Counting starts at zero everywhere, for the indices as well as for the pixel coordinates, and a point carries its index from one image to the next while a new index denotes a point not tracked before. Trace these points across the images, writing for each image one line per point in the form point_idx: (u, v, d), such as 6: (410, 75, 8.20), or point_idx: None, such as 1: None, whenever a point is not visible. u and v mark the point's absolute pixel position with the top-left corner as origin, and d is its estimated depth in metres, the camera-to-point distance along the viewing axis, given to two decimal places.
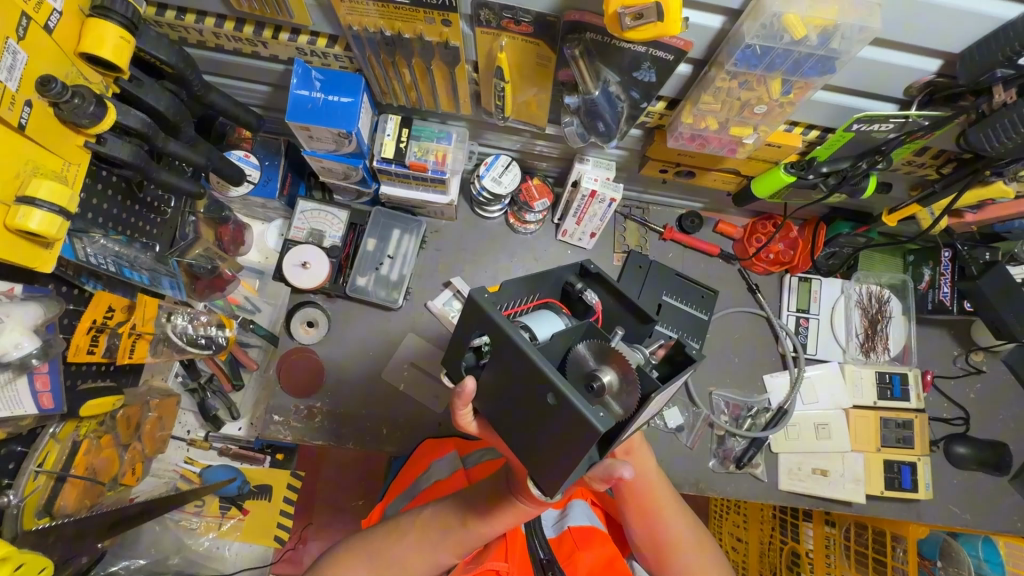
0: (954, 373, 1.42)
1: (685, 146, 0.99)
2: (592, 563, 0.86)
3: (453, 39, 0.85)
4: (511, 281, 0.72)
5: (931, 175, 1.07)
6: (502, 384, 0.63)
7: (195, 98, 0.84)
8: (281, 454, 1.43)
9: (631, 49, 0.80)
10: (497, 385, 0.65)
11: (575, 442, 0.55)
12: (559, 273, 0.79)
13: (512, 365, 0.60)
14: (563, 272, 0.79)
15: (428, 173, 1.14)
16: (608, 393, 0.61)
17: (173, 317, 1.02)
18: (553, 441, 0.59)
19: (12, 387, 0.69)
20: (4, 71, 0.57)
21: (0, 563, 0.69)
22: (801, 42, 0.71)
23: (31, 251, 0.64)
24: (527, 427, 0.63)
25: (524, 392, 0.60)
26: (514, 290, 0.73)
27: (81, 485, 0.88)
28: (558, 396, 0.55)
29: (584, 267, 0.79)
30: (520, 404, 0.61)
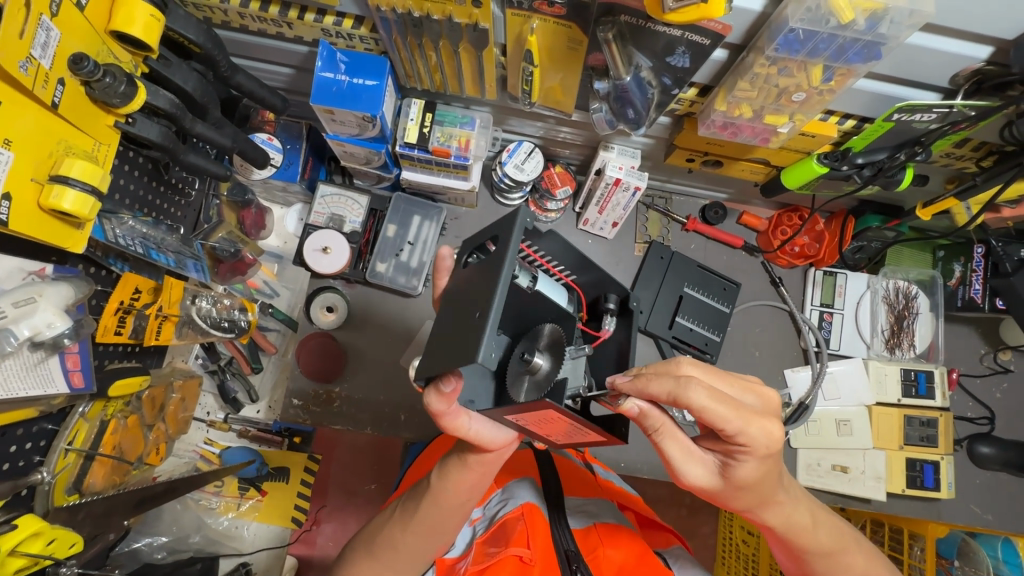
0: (980, 372, 1.39)
1: (716, 134, 0.97)
2: (620, 561, 0.80)
3: (483, 21, 0.83)
4: (563, 247, 0.75)
5: (970, 169, 1.04)
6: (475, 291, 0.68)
7: (222, 79, 0.83)
8: (299, 437, 1.40)
9: (666, 32, 0.77)
10: (471, 275, 0.68)
11: (461, 355, 0.59)
12: (613, 287, 0.77)
13: (489, 267, 0.64)
14: (611, 289, 0.78)
15: (450, 159, 1.12)
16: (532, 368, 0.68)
17: (197, 299, 1.00)
18: (457, 347, 0.61)
19: (45, 366, 0.70)
20: (37, 48, 0.56)
21: (33, 539, 0.70)
22: (848, 27, 0.68)
23: (64, 231, 0.64)
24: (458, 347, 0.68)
25: (475, 294, 0.64)
26: (561, 254, 0.76)
27: (110, 464, 0.89)
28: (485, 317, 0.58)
29: (629, 302, 0.77)
30: (466, 300, 0.65)
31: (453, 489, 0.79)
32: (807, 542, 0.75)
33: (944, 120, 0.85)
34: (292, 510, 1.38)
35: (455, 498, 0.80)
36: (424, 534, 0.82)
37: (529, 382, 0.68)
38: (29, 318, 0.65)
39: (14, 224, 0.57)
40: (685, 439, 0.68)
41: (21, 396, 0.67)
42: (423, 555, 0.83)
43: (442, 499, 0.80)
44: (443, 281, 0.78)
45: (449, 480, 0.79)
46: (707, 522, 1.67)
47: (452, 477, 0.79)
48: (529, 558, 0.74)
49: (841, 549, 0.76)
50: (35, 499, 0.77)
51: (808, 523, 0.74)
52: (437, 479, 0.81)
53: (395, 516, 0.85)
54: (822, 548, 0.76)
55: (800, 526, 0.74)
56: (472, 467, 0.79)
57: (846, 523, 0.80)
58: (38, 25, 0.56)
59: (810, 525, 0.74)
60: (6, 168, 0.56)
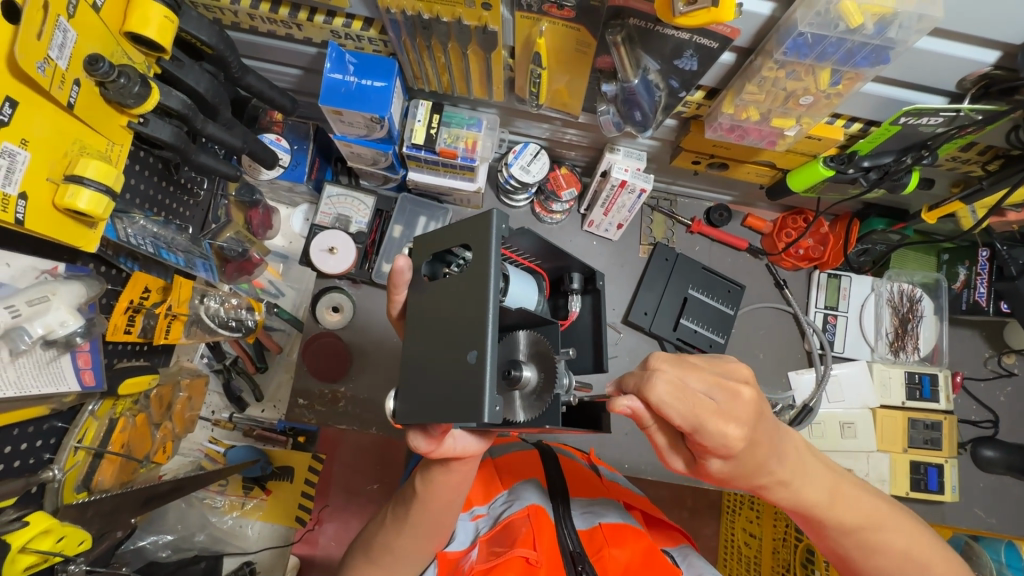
0: (983, 375, 1.39)
1: (723, 137, 0.97)
2: (626, 560, 0.80)
3: (492, 24, 0.83)
4: (529, 240, 0.81)
5: (976, 172, 1.04)
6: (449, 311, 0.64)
7: (233, 80, 0.83)
8: (304, 437, 1.42)
9: (675, 36, 0.78)
10: (443, 299, 0.64)
11: (458, 408, 0.57)
12: (577, 269, 0.88)
13: (465, 297, 0.61)
14: (576, 271, 0.90)
15: (457, 160, 1.13)
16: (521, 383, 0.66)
17: (206, 299, 1.01)
18: (449, 394, 0.59)
19: (57, 363, 0.71)
20: (54, 50, 0.57)
21: (44, 536, 0.71)
22: (856, 31, 0.69)
23: (78, 230, 0.65)
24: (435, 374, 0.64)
25: (455, 327, 0.61)
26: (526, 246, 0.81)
27: (118, 462, 0.90)
28: (479, 365, 0.56)
29: (591, 280, 0.90)
30: (444, 332, 0.62)
31: (440, 494, 0.80)
32: (827, 513, 0.71)
33: (951, 123, 0.85)
34: (297, 509, 1.38)
35: (444, 500, 0.81)
36: (419, 535, 0.83)
37: (521, 399, 0.66)
38: (43, 317, 0.66)
39: (29, 223, 0.58)
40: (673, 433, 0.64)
41: (34, 393, 0.67)
42: (424, 553, 0.86)
43: (431, 504, 0.81)
44: (400, 292, 0.72)
45: (434, 486, 0.79)
46: (710, 524, 1.67)
47: (438, 483, 0.79)
48: (535, 560, 0.75)
49: (869, 522, 0.71)
50: (45, 497, 0.78)
51: (832, 498, 0.70)
52: (423, 484, 0.81)
53: (386, 523, 0.86)
54: (846, 519, 0.71)
55: (824, 495, 0.70)
56: (454, 471, 0.79)
57: (880, 500, 0.73)
58: (55, 26, 0.57)
59: (829, 502, 0.70)
60: (23, 168, 0.57)
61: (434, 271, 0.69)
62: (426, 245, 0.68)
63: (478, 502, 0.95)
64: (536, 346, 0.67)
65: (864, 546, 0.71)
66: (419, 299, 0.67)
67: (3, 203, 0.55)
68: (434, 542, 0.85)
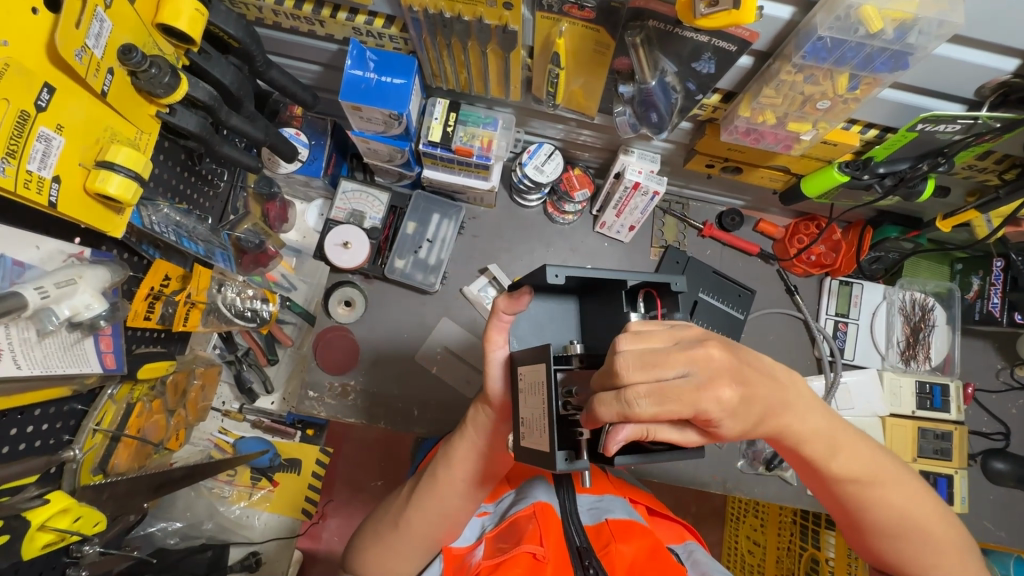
0: (996, 388, 1.38)
1: (739, 140, 0.98)
2: (632, 556, 0.78)
3: (513, 23, 0.84)
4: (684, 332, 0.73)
5: (991, 182, 1.04)
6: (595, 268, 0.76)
7: (256, 74, 0.85)
8: (311, 429, 1.44)
9: (693, 38, 0.78)
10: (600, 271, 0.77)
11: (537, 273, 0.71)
12: None
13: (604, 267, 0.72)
14: None
15: (472, 158, 1.14)
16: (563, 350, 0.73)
17: (223, 288, 1.03)
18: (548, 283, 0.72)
19: (80, 346, 0.72)
20: (91, 39, 0.58)
21: (61, 515, 0.72)
22: (875, 36, 0.69)
23: (106, 215, 0.66)
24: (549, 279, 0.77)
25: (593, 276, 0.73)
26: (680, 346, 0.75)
27: (133, 446, 0.91)
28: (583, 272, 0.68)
29: None
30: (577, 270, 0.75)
31: (454, 461, 0.84)
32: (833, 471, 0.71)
33: (968, 131, 0.85)
34: (303, 501, 1.39)
35: (457, 473, 0.84)
36: (426, 516, 0.85)
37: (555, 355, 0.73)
38: (70, 299, 0.67)
39: (62, 207, 0.60)
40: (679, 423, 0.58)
41: (58, 373, 0.69)
42: (428, 539, 0.86)
43: (444, 471, 0.84)
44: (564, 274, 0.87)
45: (453, 456, 0.84)
46: (713, 531, 1.66)
47: (453, 449, 0.85)
48: (542, 556, 0.75)
49: (869, 476, 0.73)
50: (63, 477, 0.79)
51: (872, 472, 0.73)
52: (441, 458, 0.86)
53: (402, 497, 0.89)
54: (849, 474, 0.72)
55: (838, 456, 0.70)
56: (476, 435, 0.84)
57: (888, 457, 0.75)
58: (93, 17, 0.58)
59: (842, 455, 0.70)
60: (57, 153, 0.58)
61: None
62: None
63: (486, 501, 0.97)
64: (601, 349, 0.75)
65: (861, 499, 0.74)
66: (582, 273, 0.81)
67: (38, 186, 0.56)
68: (441, 528, 0.86)
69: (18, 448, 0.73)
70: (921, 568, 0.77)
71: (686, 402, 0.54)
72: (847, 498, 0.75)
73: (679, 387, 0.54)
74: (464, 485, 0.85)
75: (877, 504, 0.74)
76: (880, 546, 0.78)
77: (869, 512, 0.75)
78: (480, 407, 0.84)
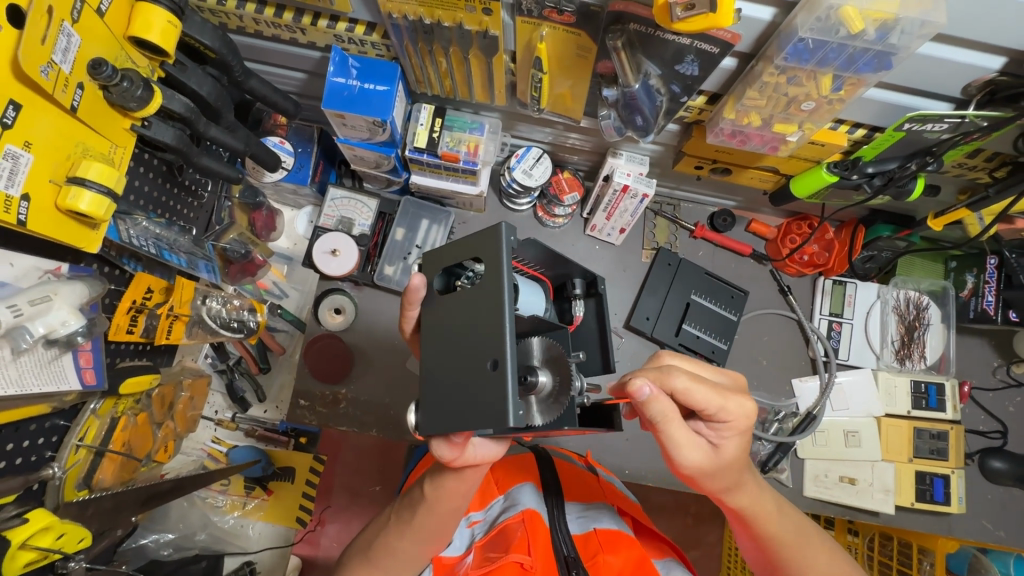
0: (992, 385, 1.37)
1: (725, 142, 0.97)
2: (619, 566, 0.79)
3: (494, 28, 0.83)
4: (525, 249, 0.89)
5: (982, 179, 1.03)
6: (462, 317, 0.63)
7: (235, 83, 0.84)
8: (305, 437, 1.41)
9: (675, 41, 0.77)
10: (458, 314, 0.64)
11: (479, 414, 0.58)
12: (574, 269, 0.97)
13: (481, 314, 0.61)
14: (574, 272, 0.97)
15: (459, 164, 1.13)
16: (536, 392, 0.64)
17: (208, 300, 1.01)
18: (467, 402, 0.60)
19: (59, 362, 0.72)
20: (58, 54, 0.58)
21: (42, 533, 0.71)
22: (857, 37, 0.68)
23: (80, 231, 0.66)
24: (451, 371, 0.63)
25: (477, 338, 0.61)
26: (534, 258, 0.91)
27: (118, 460, 0.90)
28: (500, 375, 0.56)
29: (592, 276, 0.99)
30: (467, 346, 0.61)
31: (447, 494, 0.78)
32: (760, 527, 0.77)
33: (956, 130, 0.84)
34: (298, 510, 1.37)
35: (452, 502, 0.80)
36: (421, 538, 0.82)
37: (538, 404, 0.64)
38: (45, 316, 0.66)
39: (32, 224, 0.59)
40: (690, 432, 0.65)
41: (35, 391, 0.68)
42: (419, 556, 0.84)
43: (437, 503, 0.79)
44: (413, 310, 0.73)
45: (442, 489, 0.78)
46: (713, 531, 1.65)
47: (445, 486, 0.78)
48: (530, 565, 0.74)
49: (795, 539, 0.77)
50: (46, 494, 0.78)
51: (803, 530, 0.78)
52: (429, 487, 0.79)
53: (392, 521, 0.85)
54: (774, 531, 0.77)
55: (763, 514, 0.76)
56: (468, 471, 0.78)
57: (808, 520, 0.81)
58: (59, 31, 0.58)
59: (774, 510, 0.77)
60: (25, 170, 0.57)
61: (448, 285, 0.69)
62: (437, 260, 0.68)
63: (476, 508, 0.95)
64: (550, 353, 0.66)
65: (788, 563, 0.77)
66: (433, 319, 0.67)
67: (5, 205, 0.56)
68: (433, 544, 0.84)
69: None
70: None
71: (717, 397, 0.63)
72: (778, 564, 0.78)
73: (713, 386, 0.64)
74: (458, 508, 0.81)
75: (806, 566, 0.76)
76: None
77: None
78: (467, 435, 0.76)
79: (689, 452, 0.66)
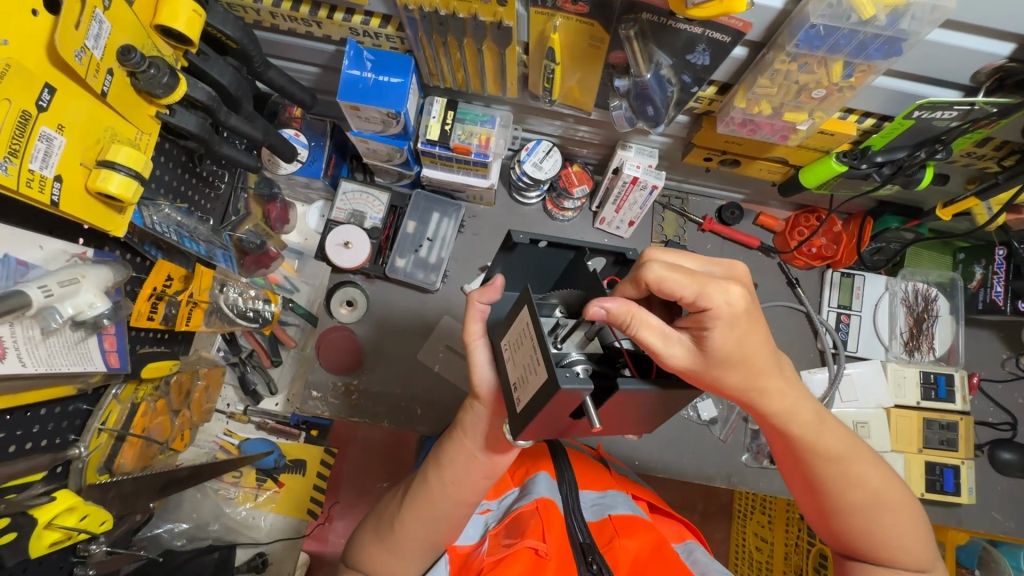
0: (1001, 377, 1.37)
1: (735, 132, 0.98)
2: (635, 551, 0.79)
3: (508, 19, 0.85)
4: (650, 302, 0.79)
5: (991, 168, 1.04)
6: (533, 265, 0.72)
7: (255, 74, 0.86)
8: (316, 430, 1.45)
9: (687, 30, 0.79)
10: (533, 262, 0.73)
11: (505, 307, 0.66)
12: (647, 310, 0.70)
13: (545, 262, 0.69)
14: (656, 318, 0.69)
15: (471, 156, 1.14)
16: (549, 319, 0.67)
17: (225, 288, 1.04)
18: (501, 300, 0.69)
19: (84, 345, 0.74)
20: (91, 39, 0.59)
21: (67, 514, 0.72)
22: (868, 22, 0.69)
23: (107, 215, 0.67)
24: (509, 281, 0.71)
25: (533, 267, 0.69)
26: None
27: (139, 445, 0.91)
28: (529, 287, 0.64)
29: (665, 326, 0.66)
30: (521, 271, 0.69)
31: (449, 465, 0.79)
32: (814, 445, 0.68)
33: (966, 117, 0.85)
34: (309, 501, 1.40)
35: (452, 476, 0.78)
36: (426, 518, 0.80)
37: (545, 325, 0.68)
38: (73, 297, 0.68)
39: (64, 206, 0.60)
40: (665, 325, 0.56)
41: (63, 371, 0.70)
42: (426, 542, 0.81)
43: (437, 475, 0.79)
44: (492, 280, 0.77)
45: (445, 459, 0.79)
46: (722, 528, 1.65)
47: (448, 459, 0.79)
48: (545, 552, 0.75)
49: (852, 455, 0.70)
50: (69, 476, 0.79)
51: (844, 444, 0.69)
52: (433, 464, 0.81)
53: (400, 498, 0.84)
54: (829, 448, 0.69)
55: (793, 421, 0.66)
56: (469, 451, 0.78)
57: (859, 448, 0.71)
58: (91, 18, 0.59)
59: (814, 420, 0.67)
60: (59, 152, 0.59)
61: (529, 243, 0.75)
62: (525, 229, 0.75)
63: (488, 499, 0.95)
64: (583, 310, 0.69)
65: (834, 476, 0.70)
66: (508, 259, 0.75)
67: (40, 184, 0.57)
68: (438, 531, 0.81)
69: (24, 447, 0.74)
70: (889, 552, 0.71)
71: (691, 280, 0.55)
72: (821, 479, 0.71)
73: (687, 272, 0.56)
74: (462, 493, 0.79)
75: (853, 482, 0.70)
76: (843, 526, 0.72)
77: (844, 495, 0.71)
78: (475, 402, 0.77)
79: (676, 350, 0.56)
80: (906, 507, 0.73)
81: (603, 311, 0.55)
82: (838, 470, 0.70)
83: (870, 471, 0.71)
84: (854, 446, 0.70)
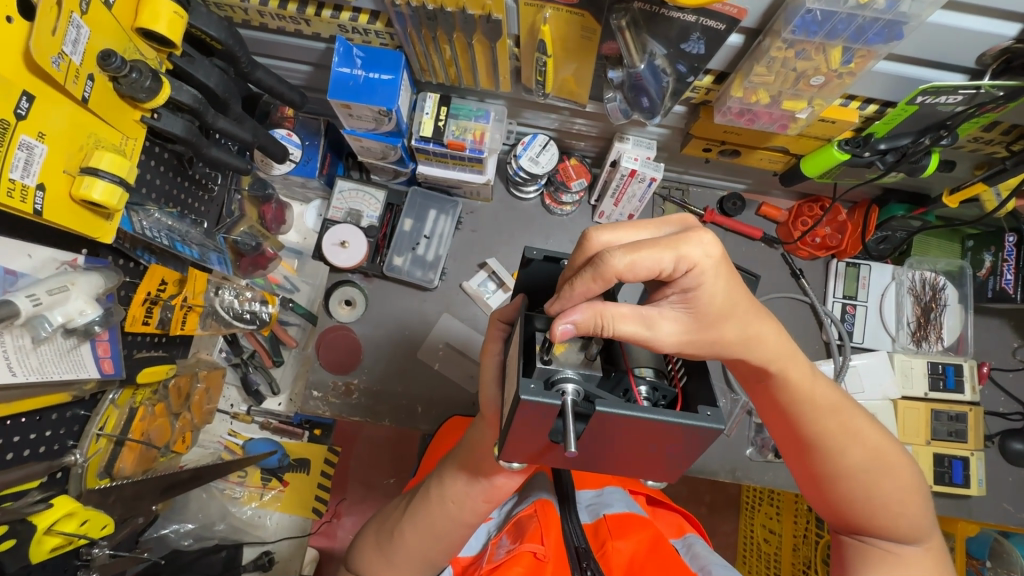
0: (1012, 366, 1.34)
1: (733, 121, 0.95)
2: (631, 551, 0.79)
3: (496, 12, 0.83)
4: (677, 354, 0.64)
5: (999, 154, 1.01)
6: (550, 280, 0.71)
7: (242, 75, 0.85)
8: (319, 429, 1.44)
9: (680, 18, 0.77)
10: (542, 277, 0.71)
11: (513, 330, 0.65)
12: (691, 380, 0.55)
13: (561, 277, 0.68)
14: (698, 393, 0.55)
15: (465, 152, 1.13)
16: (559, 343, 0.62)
17: (220, 291, 1.04)
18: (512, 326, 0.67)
19: (77, 352, 0.74)
20: (68, 45, 0.59)
21: (67, 519, 0.73)
22: (867, 6, 0.67)
23: (94, 221, 0.67)
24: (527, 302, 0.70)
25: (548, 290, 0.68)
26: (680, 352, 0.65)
27: (138, 450, 0.92)
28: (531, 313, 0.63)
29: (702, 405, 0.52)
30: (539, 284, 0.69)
31: (449, 481, 0.77)
32: (810, 397, 0.66)
33: (971, 102, 0.82)
34: (314, 500, 1.41)
35: (451, 493, 0.76)
36: (424, 533, 0.78)
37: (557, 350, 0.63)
38: (63, 306, 0.68)
39: (48, 214, 0.60)
40: (636, 308, 0.54)
41: (55, 379, 0.70)
42: (424, 555, 0.80)
43: (436, 489, 0.78)
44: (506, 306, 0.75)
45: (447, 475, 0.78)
46: (729, 520, 1.63)
47: (449, 478, 0.77)
48: (543, 555, 0.74)
49: (848, 408, 0.68)
50: (69, 481, 0.80)
51: (837, 402, 0.68)
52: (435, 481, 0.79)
53: (403, 508, 0.83)
54: (824, 403, 0.67)
55: (787, 375, 0.65)
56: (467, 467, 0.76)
57: (853, 406, 0.70)
58: (68, 23, 0.59)
59: (809, 376, 0.66)
60: (40, 160, 0.59)
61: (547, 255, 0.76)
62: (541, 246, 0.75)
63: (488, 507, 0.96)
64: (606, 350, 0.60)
65: (831, 434, 0.68)
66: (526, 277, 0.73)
67: (21, 194, 0.57)
68: (435, 547, 0.79)
69: (22, 454, 0.74)
70: (888, 517, 0.69)
71: (664, 246, 0.52)
72: (818, 438, 0.68)
73: (655, 239, 0.52)
74: (460, 510, 0.77)
75: (853, 440, 0.68)
76: (840, 492, 0.70)
77: (840, 456, 0.68)
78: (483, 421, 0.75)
79: (663, 325, 0.55)
80: (902, 480, 0.70)
81: (570, 324, 0.52)
82: (833, 427, 0.68)
83: (866, 427, 0.69)
84: (847, 404, 0.69)
